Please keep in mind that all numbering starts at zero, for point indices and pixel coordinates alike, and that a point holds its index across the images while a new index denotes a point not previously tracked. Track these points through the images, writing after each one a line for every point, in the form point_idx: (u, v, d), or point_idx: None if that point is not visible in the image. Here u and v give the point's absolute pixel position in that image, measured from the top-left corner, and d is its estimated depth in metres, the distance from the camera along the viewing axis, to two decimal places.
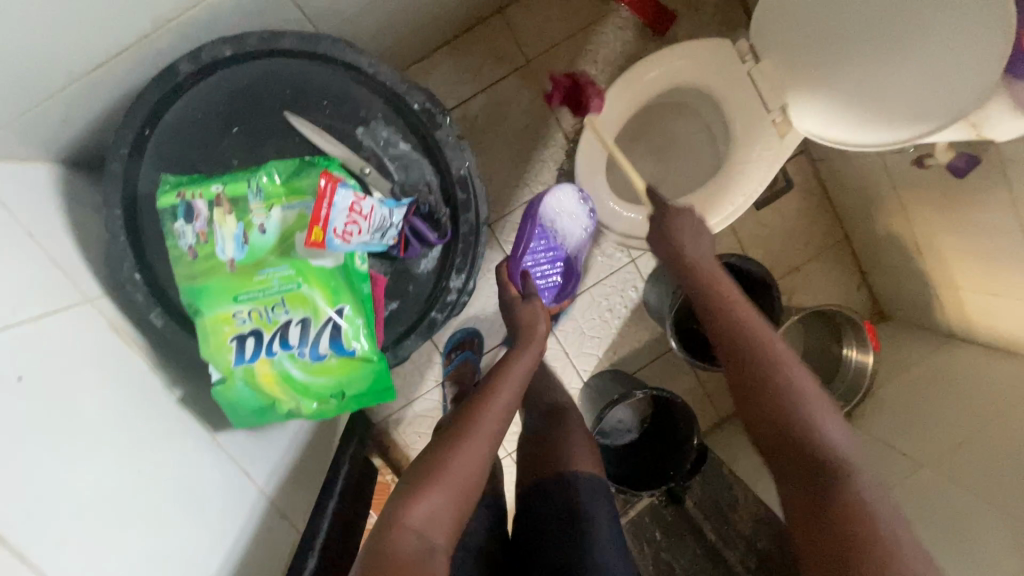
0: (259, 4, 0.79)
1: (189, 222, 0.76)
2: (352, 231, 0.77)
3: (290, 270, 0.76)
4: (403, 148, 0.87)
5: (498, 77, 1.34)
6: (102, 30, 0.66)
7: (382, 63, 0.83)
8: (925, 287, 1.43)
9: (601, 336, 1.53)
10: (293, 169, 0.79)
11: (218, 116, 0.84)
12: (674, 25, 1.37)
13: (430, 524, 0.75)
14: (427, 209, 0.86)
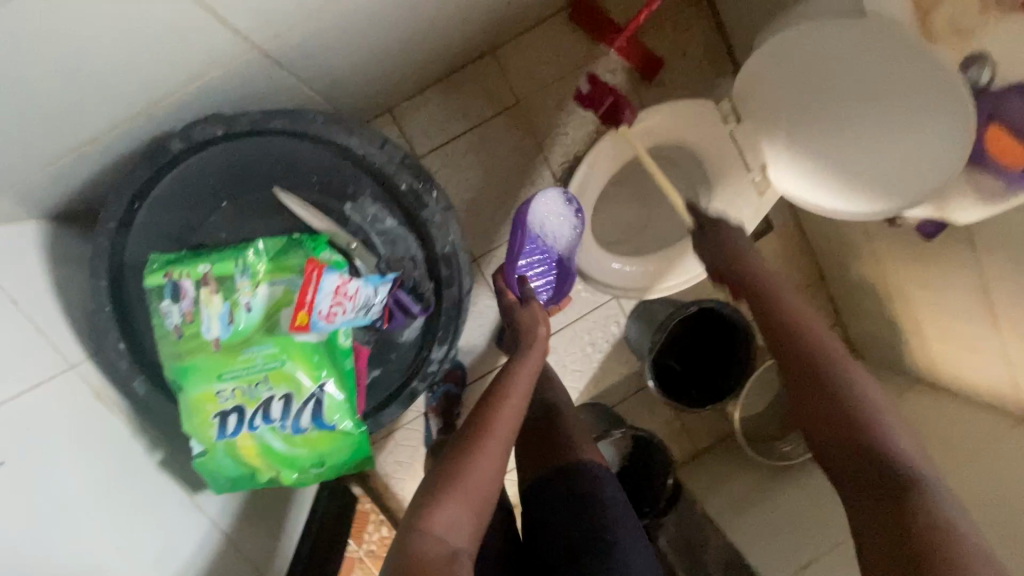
0: (252, 85, 0.79)
1: (176, 302, 0.77)
2: (336, 312, 0.79)
3: (274, 347, 0.78)
4: (389, 223, 0.87)
5: (487, 117, 1.36)
6: (90, 112, 0.66)
7: (371, 143, 0.84)
8: (895, 332, 1.48)
9: (582, 369, 1.56)
10: (280, 250, 0.81)
11: (209, 190, 0.85)
12: (663, 71, 1.39)
13: (451, 527, 0.75)
14: (411, 284, 0.87)
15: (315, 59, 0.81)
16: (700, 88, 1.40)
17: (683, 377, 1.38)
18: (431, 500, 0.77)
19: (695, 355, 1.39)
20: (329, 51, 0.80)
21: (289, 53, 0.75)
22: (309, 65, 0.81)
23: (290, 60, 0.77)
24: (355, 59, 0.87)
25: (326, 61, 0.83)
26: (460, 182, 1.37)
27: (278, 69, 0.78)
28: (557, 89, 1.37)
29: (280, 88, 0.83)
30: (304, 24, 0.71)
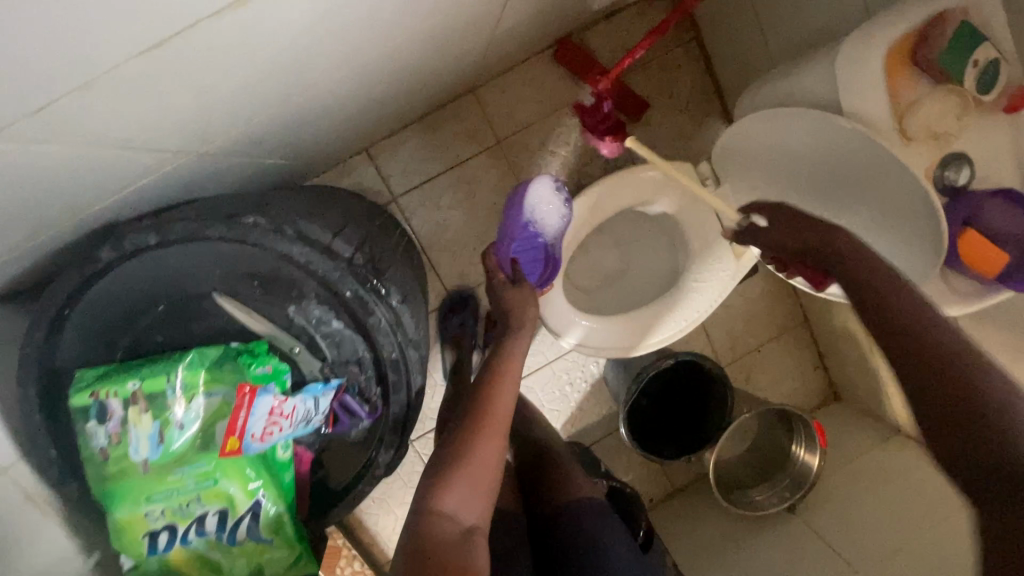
0: (194, 174, 0.68)
1: (102, 425, 0.67)
2: (271, 432, 0.70)
3: (207, 464, 0.70)
4: (336, 326, 0.76)
5: (467, 157, 1.32)
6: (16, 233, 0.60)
7: (311, 249, 0.70)
8: (877, 380, 1.46)
9: (560, 408, 1.54)
10: (218, 357, 0.72)
11: (143, 295, 0.74)
12: (649, 112, 1.35)
13: (464, 504, 0.73)
14: (356, 389, 0.78)
15: (270, 146, 0.76)
16: (686, 131, 1.36)
17: (659, 426, 1.37)
18: (441, 478, 0.75)
19: (672, 403, 1.38)
20: (281, 129, 0.73)
21: (228, 146, 0.66)
22: (260, 146, 0.73)
23: (235, 147, 0.68)
24: (316, 128, 0.82)
25: (283, 137, 0.76)
26: (438, 223, 1.33)
27: (227, 156, 0.69)
28: (539, 129, 1.33)
29: (233, 165, 0.73)
30: (249, 121, 0.63)
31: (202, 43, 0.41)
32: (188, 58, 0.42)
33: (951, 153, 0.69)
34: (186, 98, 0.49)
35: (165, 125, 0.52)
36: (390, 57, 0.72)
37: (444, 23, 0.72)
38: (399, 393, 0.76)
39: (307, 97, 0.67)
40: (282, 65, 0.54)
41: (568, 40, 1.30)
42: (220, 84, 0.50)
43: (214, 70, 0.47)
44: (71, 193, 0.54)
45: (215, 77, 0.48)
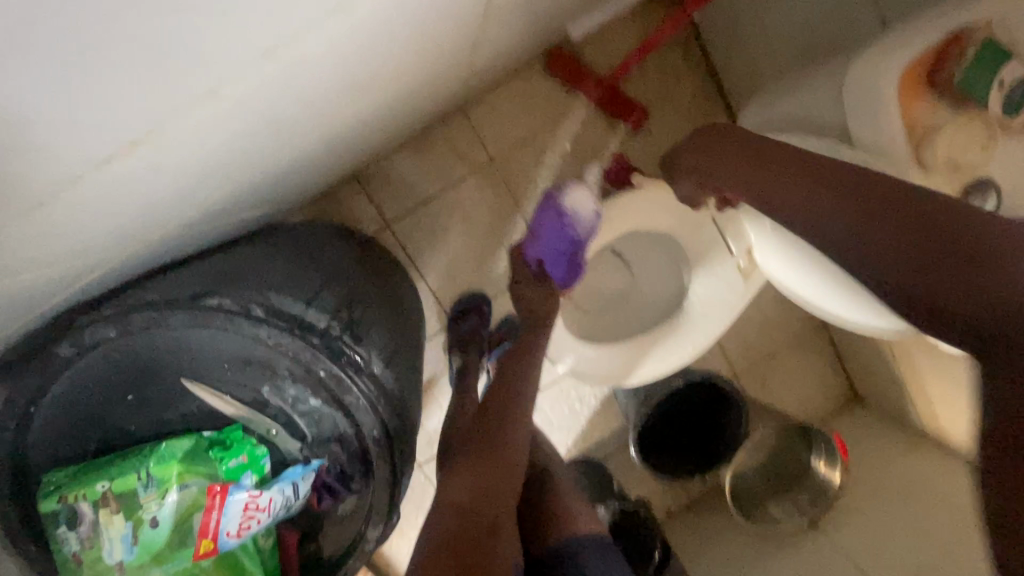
0: (156, 252, 0.64)
1: (73, 531, 0.67)
2: (248, 526, 0.73)
3: (186, 561, 0.70)
4: (313, 403, 0.76)
5: (460, 177, 1.27)
6: None
7: (282, 332, 0.69)
8: (900, 385, 1.40)
9: (570, 425, 1.51)
10: (190, 449, 0.73)
11: (113, 388, 0.71)
12: (648, 119, 1.28)
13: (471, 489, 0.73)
14: (339, 469, 0.79)
15: (237, 212, 0.72)
16: (689, 136, 1.29)
17: (671, 447, 1.32)
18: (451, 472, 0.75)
19: (687, 421, 1.33)
20: (244, 198, 0.69)
21: (184, 226, 0.62)
22: (223, 217, 0.69)
23: (190, 227, 0.64)
24: (289, 182, 0.78)
25: (250, 201, 0.72)
26: (433, 247, 1.28)
27: (182, 234, 0.64)
28: (533, 143, 1.28)
29: (197, 239, 0.69)
30: (197, 208, 0.60)
31: (109, 178, 0.40)
32: (87, 196, 0.41)
33: (976, 180, 0.63)
34: (109, 220, 0.48)
35: (96, 244, 0.51)
36: (363, 109, 0.68)
37: (416, 68, 0.68)
38: (382, 466, 0.73)
39: (270, 165, 0.63)
40: (222, 161, 0.52)
41: (559, 50, 1.23)
42: (147, 200, 0.49)
43: (126, 199, 0.46)
44: (9, 308, 0.53)
45: (127, 201, 0.46)
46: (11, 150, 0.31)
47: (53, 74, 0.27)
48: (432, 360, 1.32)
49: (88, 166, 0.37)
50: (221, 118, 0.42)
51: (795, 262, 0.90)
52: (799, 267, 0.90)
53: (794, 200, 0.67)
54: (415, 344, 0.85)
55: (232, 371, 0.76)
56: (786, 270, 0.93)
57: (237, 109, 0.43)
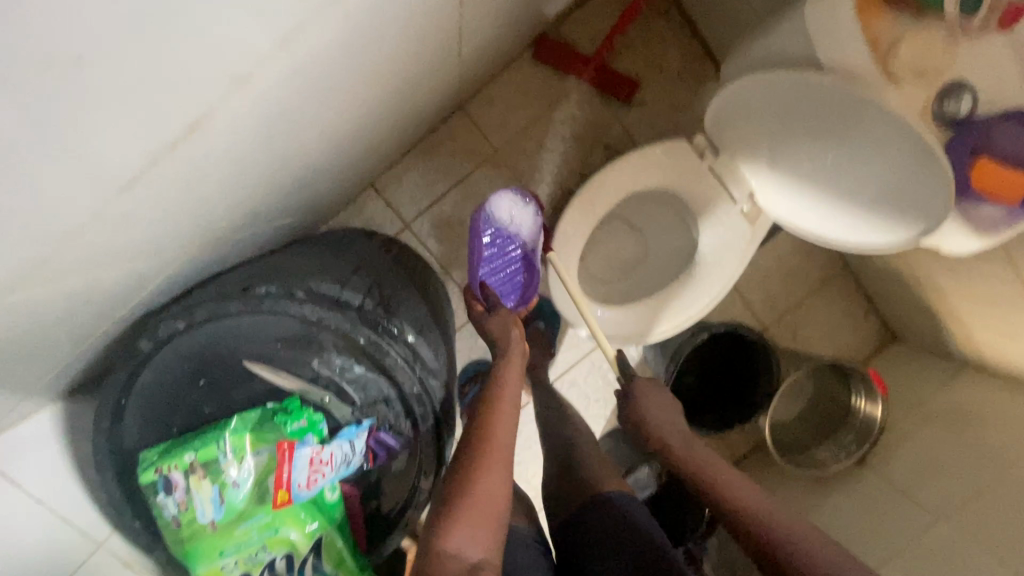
0: (212, 258, 0.74)
1: (169, 496, 0.76)
2: (316, 479, 0.80)
3: (266, 516, 0.79)
4: (358, 369, 0.83)
5: (468, 172, 1.34)
6: (62, 342, 0.64)
7: (323, 308, 0.75)
8: (932, 317, 1.39)
9: (606, 397, 1.55)
10: (259, 419, 0.82)
11: (185, 374, 0.79)
12: (640, 91, 1.33)
13: (469, 542, 0.69)
14: (388, 424, 0.86)
15: (275, 214, 0.80)
16: (682, 101, 1.33)
17: (705, 401, 1.36)
18: (445, 519, 0.70)
19: (719, 375, 1.36)
20: (278, 201, 0.77)
21: (230, 226, 0.69)
22: (262, 219, 0.78)
23: (237, 226, 0.72)
24: (315, 185, 0.87)
25: (283, 202, 0.80)
26: (453, 240, 1.35)
27: (231, 238, 0.73)
28: (533, 130, 1.34)
29: (242, 241, 0.78)
30: (241, 205, 0.68)
31: (176, 161, 0.46)
32: (147, 188, 0.47)
33: (947, 82, 0.65)
34: (167, 210, 0.54)
35: (161, 237, 0.58)
36: (368, 111, 0.76)
37: (410, 66, 0.75)
38: (427, 423, 0.80)
39: (296, 164, 0.70)
40: (253, 161, 0.59)
41: (545, 38, 1.30)
42: (199, 193, 0.56)
43: (179, 191, 0.52)
44: (95, 303, 0.60)
45: (182, 191, 0.52)
46: (105, 143, 0.37)
47: (140, 56, 0.32)
48: (465, 347, 1.39)
49: (151, 158, 0.43)
50: (255, 108, 0.49)
51: (794, 194, 0.93)
52: (799, 202, 0.93)
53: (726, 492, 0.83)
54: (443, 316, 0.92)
55: (284, 351, 0.83)
56: (787, 204, 0.96)
57: (265, 103, 0.50)
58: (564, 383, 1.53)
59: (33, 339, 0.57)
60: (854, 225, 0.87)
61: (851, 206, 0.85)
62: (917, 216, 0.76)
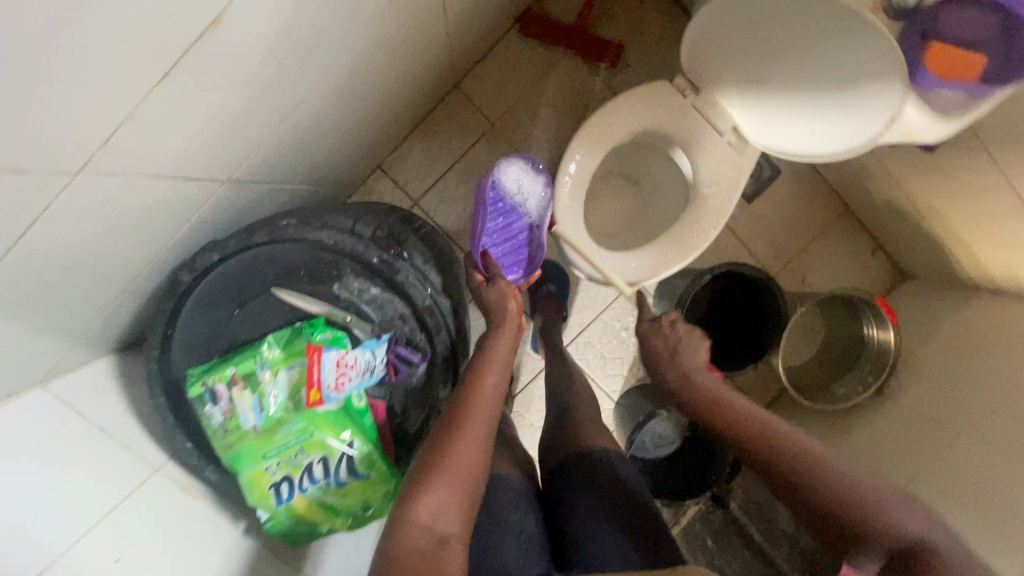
0: (239, 204, 0.83)
1: (215, 405, 0.84)
2: (343, 381, 0.86)
3: (302, 422, 0.85)
4: (375, 290, 0.93)
5: (469, 146, 1.42)
6: (114, 277, 0.71)
7: (340, 231, 0.89)
8: (936, 246, 1.40)
9: (621, 355, 1.59)
10: (289, 336, 0.89)
11: (224, 303, 0.89)
12: (623, 54, 1.40)
13: (442, 508, 0.72)
14: (405, 338, 0.94)
15: (290, 170, 0.89)
16: (664, 59, 1.40)
17: (722, 341, 1.40)
18: (420, 482, 0.73)
19: (728, 316, 1.40)
20: (293, 154, 0.85)
21: (252, 170, 0.77)
22: (278, 174, 0.86)
23: (257, 174, 0.80)
24: (325, 148, 0.95)
25: (295, 159, 0.88)
26: (459, 213, 1.43)
27: (255, 187, 0.82)
28: (526, 102, 1.42)
29: (271, 190, 0.88)
30: (258, 149, 0.75)
31: (206, 56, 0.50)
32: (179, 97, 0.52)
33: None
34: (201, 120, 0.58)
35: (198, 155, 0.63)
36: (367, 69, 0.85)
37: (399, 27, 0.83)
38: (441, 332, 0.91)
39: (303, 119, 0.78)
40: (269, 100, 0.67)
41: (529, 13, 1.38)
42: (224, 120, 0.62)
43: (206, 110, 0.57)
44: (142, 230, 0.68)
45: (218, 96, 0.57)
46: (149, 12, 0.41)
47: None
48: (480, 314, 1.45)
49: (176, 55, 0.47)
50: (266, 44, 0.56)
51: (771, 110, 0.97)
52: (773, 119, 0.98)
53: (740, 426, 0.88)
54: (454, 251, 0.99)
55: (308, 277, 0.92)
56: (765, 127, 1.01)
57: (272, 43, 0.57)
58: (579, 345, 1.58)
59: (91, 266, 0.65)
60: (832, 127, 0.90)
61: (820, 110, 0.89)
62: (880, 99, 0.79)
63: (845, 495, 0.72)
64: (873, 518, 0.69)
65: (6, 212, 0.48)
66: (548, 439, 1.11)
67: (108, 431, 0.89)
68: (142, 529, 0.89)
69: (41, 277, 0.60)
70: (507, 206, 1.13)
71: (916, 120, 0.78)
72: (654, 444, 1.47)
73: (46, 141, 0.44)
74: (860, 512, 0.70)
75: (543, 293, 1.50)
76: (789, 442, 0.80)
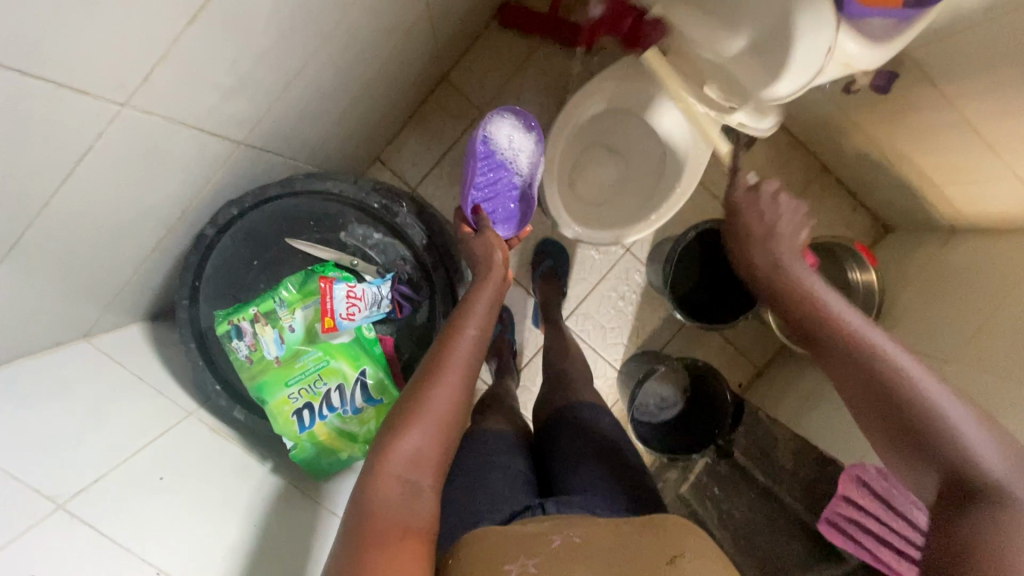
0: (252, 170, 0.92)
1: (240, 339, 0.94)
2: (353, 311, 0.96)
3: (319, 352, 0.96)
4: (377, 236, 1.02)
5: (460, 133, 1.52)
6: (145, 230, 0.80)
7: (344, 181, 0.97)
8: (910, 192, 1.47)
9: (620, 324, 1.65)
10: (303, 278, 0.98)
11: (242, 255, 0.97)
12: (597, 36, 1.51)
13: (420, 451, 0.76)
14: (407, 277, 1.02)
15: (295, 142, 0.98)
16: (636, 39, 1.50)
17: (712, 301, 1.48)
18: (396, 426, 0.78)
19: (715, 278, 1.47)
20: (298, 125, 0.95)
21: (262, 136, 0.86)
22: (286, 144, 0.96)
23: (266, 141, 0.89)
24: (326, 124, 1.04)
25: (300, 132, 0.97)
26: (456, 196, 1.52)
27: (266, 155, 0.92)
28: (511, 88, 1.52)
29: (281, 155, 0.98)
30: (267, 115, 0.84)
31: (222, 15, 0.59)
32: (199, 50, 0.61)
33: None
34: (218, 76, 0.67)
35: (215, 112, 0.72)
36: (362, 47, 0.95)
37: (388, 9, 0.93)
38: (439, 269, 1.00)
39: (306, 91, 0.88)
40: (277, 66, 0.76)
41: (506, 6, 1.49)
42: (237, 79, 0.71)
43: (222, 67, 0.67)
44: (169, 183, 0.77)
45: (233, 53, 0.66)
46: None
47: None
48: None
49: (196, 8, 0.56)
50: (275, 10, 0.66)
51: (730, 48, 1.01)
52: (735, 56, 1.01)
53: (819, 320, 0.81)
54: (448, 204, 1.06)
55: (315, 228, 1.00)
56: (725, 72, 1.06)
57: (278, 10, 0.66)
58: (578, 316, 1.64)
59: (128, 212, 0.74)
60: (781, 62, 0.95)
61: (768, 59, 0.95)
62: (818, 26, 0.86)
63: (928, 423, 0.63)
64: (946, 445, 0.62)
65: (58, 139, 0.56)
66: (546, 395, 1.17)
67: (146, 380, 0.91)
68: (183, 461, 0.85)
69: (89, 220, 0.69)
70: (495, 162, 1.15)
71: (853, 49, 0.86)
72: (657, 408, 1.55)
73: (92, 77, 0.54)
74: (914, 415, 0.65)
75: (542, 269, 1.57)
76: (878, 347, 0.72)
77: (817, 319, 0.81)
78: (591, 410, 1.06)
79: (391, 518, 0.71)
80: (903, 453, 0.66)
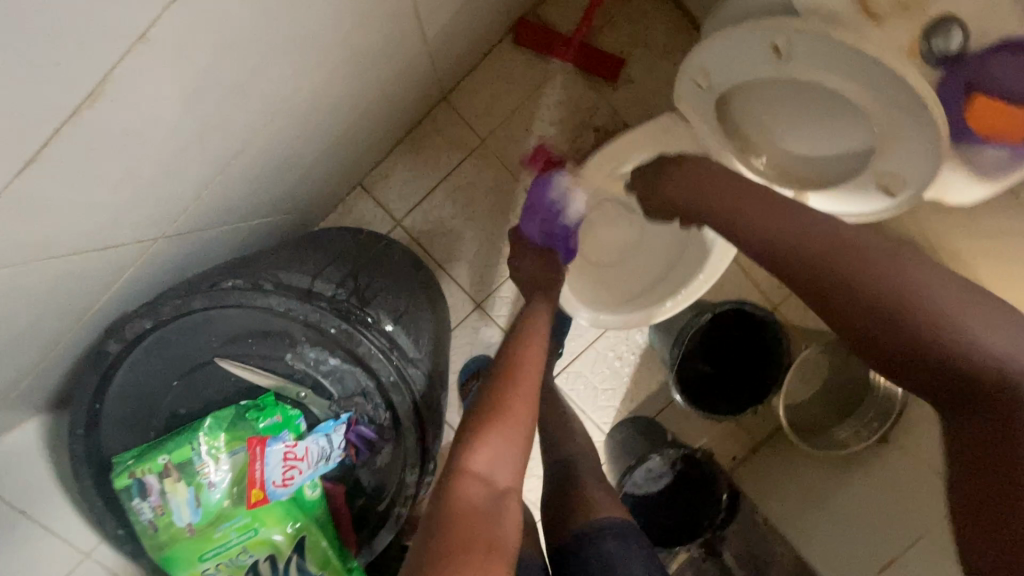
0: (180, 252, 0.76)
1: (145, 500, 0.89)
2: (291, 475, 0.92)
3: (244, 518, 0.92)
4: (332, 362, 0.97)
5: (456, 163, 1.32)
6: (28, 339, 0.64)
7: (291, 300, 0.91)
8: None
9: (614, 387, 1.51)
10: (233, 417, 0.93)
11: (161, 378, 0.94)
12: (625, 68, 1.30)
13: (499, 461, 0.68)
14: (367, 418, 0.99)
15: (242, 214, 0.81)
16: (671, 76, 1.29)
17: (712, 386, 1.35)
18: (476, 428, 0.70)
19: (728, 355, 1.33)
20: (248, 194, 0.77)
21: (190, 224, 0.69)
22: (230, 218, 0.79)
23: (204, 222, 0.73)
24: (289, 180, 0.86)
25: (251, 198, 0.79)
26: (445, 235, 1.33)
27: (198, 236, 0.75)
28: (520, 116, 1.31)
29: (217, 254, 0.87)
30: (202, 197, 0.66)
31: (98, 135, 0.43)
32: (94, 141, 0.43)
33: (931, 21, 0.64)
34: (113, 191, 0.50)
35: (117, 222, 0.55)
36: (338, 95, 0.75)
37: (371, 47, 0.73)
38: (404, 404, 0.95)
39: (258, 158, 0.69)
40: (208, 155, 0.58)
41: (524, 22, 1.28)
42: (148, 182, 0.54)
43: (139, 154, 0.49)
44: (60, 292, 0.60)
45: (129, 168, 0.49)
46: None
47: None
48: (464, 347, 1.36)
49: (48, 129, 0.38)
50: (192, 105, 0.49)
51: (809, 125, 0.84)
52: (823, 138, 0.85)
53: (774, 234, 0.73)
54: (431, 303, 1.05)
55: (255, 344, 0.96)
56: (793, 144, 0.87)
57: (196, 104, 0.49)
58: (569, 375, 1.49)
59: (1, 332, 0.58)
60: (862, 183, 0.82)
61: (845, 163, 0.85)
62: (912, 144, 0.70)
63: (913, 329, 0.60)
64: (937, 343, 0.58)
65: None
66: None
67: None
68: None
69: None
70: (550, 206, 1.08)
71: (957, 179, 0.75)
72: (645, 480, 1.38)
73: None
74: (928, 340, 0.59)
75: None
76: (856, 256, 0.66)
77: (772, 243, 0.73)
78: (591, 545, 0.86)
79: (474, 526, 0.60)
80: (883, 364, 0.63)
